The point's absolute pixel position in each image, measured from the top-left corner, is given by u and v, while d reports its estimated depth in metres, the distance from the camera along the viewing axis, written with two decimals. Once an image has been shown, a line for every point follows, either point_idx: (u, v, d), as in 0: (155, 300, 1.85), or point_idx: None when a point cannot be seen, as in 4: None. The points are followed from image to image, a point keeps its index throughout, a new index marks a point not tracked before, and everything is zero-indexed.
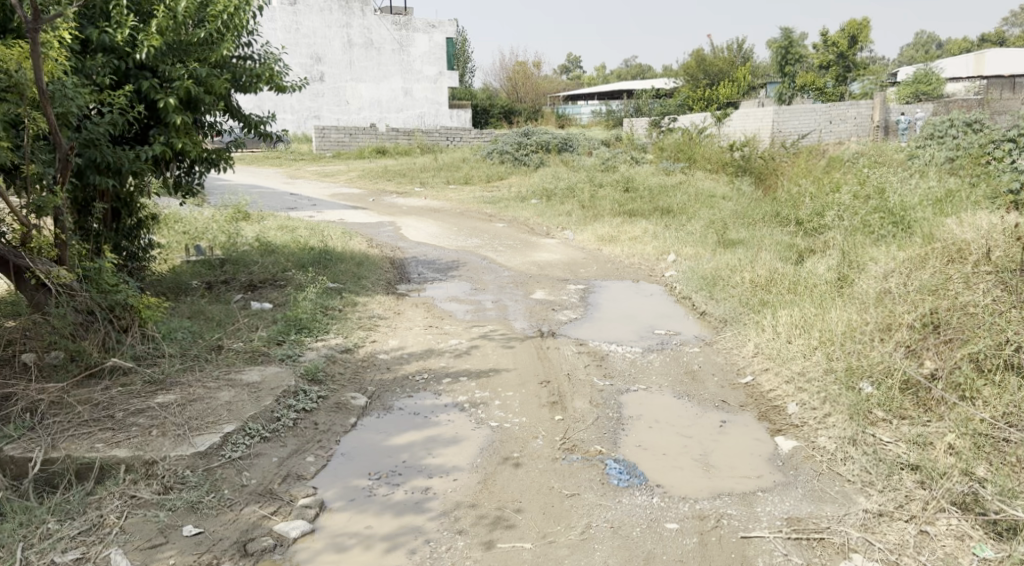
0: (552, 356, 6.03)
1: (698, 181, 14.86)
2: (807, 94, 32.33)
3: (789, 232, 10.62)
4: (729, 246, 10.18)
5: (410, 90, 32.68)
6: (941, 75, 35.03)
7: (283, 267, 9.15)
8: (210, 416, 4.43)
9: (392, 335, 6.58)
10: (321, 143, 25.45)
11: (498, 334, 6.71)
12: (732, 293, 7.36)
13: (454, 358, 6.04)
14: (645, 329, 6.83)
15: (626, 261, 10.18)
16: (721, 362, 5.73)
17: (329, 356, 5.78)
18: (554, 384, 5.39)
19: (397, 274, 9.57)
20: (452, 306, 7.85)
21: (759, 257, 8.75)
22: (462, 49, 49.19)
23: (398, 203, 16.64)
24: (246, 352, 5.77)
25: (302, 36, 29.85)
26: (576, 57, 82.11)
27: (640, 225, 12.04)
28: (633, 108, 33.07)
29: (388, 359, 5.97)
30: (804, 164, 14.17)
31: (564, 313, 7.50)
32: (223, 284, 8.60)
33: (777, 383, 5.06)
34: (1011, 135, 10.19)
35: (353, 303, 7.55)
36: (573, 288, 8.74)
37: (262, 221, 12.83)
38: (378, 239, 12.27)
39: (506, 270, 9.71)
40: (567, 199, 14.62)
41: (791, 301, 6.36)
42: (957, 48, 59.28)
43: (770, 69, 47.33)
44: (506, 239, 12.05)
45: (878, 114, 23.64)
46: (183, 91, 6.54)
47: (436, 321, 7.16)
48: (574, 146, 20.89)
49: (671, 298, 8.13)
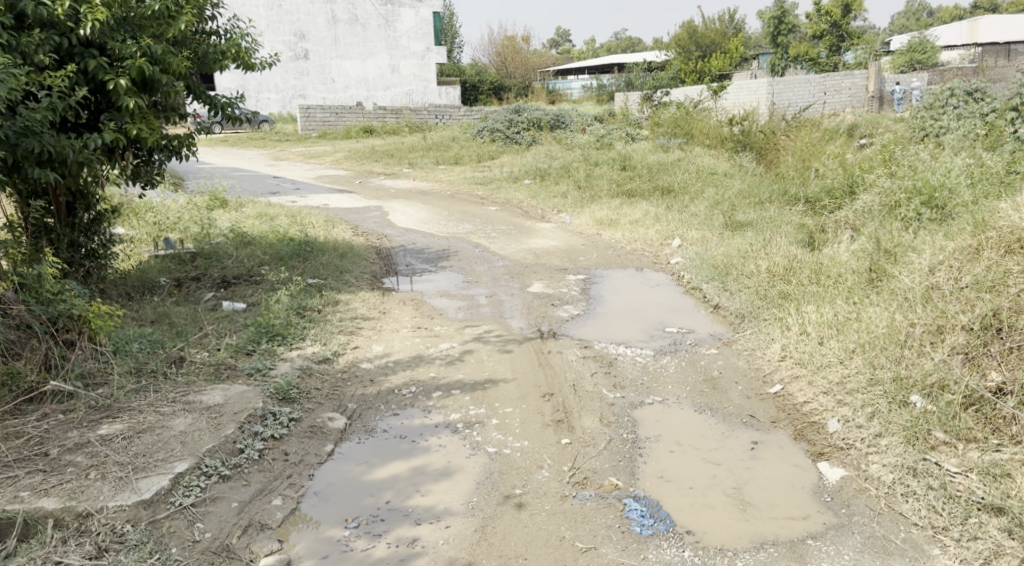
0: (555, 363, 5.42)
1: (699, 158, 14.20)
2: (800, 65, 31.63)
3: (798, 213, 10.01)
4: (736, 229, 9.57)
5: (397, 67, 31.67)
6: (935, 43, 34.29)
7: (260, 262, 8.51)
8: (161, 451, 3.79)
9: (377, 340, 5.94)
10: (306, 123, 24.69)
11: (493, 337, 6.09)
12: (747, 284, 6.75)
13: (445, 366, 5.42)
14: (654, 327, 6.23)
15: (628, 246, 9.57)
16: (744, 367, 5.11)
17: (305, 368, 5.15)
18: (559, 397, 4.77)
19: (384, 265, 8.94)
20: (443, 303, 7.22)
21: (771, 241, 8.14)
22: (449, 24, 48.21)
23: (386, 185, 16.00)
24: (210, 366, 5.13)
25: (285, 13, 29.27)
26: (565, 32, 81.00)
27: (640, 206, 11.41)
28: (625, 81, 32.33)
29: (371, 369, 5.35)
30: (807, 137, 13.54)
31: (564, 310, 6.87)
32: (193, 282, 7.95)
33: (812, 393, 4.45)
34: (1016, 103, 9.60)
35: (335, 303, 6.91)
36: (573, 279, 8.11)
37: (241, 208, 12.15)
38: (363, 226, 11.65)
39: (500, 259, 9.08)
40: (561, 179, 13.96)
41: (817, 295, 5.75)
42: (948, 15, 58.52)
43: (762, 40, 46.39)
44: (500, 224, 11.43)
45: (873, 85, 22.88)
46: (136, 70, 5.90)
47: (425, 323, 6.53)
48: (567, 122, 20.15)
49: (680, 289, 7.51)
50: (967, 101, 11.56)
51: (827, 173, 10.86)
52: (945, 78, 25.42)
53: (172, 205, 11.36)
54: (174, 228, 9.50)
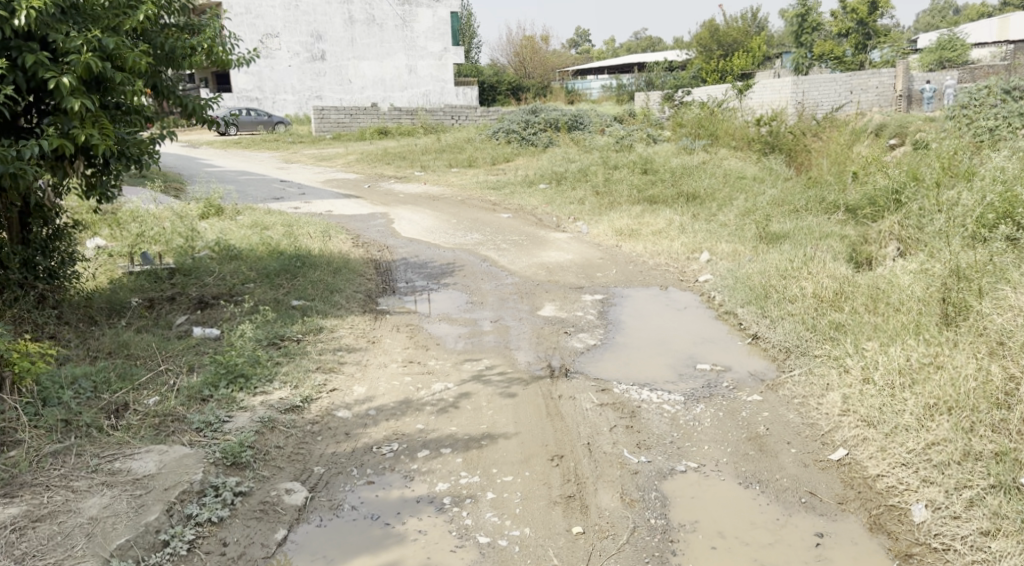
0: (566, 412, 4.55)
1: (725, 161, 13.26)
2: (825, 63, 30.71)
3: (838, 226, 9.11)
4: (771, 241, 8.67)
5: (414, 67, 30.90)
6: (965, 39, 33.16)
7: (243, 279, 7.69)
8: (57, 552, 3.11)
9: (358, 379, 5.08)
10: (320, 124, 23.92)
11: (495, 376, 5.22)
12: (791, 310, 5.89)
13: (434, 415, 4.55)
14: (682, 363, 5.37)
15: (651, 260, 8.69)
16: (797, 424, 4.23)
17: (266, 419, 4.29)
18: (569, 461, 3.91)
19: (381, 282, 8.13)
20: (441, 330, 6.37)
21: (813, 258, 7.26)
22: (467, 23, 47.46)
23: (395, 189, 15.22)
24: (154, 418, 4.30)
25: (301, 13, 28.46)
26: (585, 32, 80.33)
27: (663, 214, 10.54)
28: (645, 81, 31.48)
29: (348, 419, 4.48)
30: (841, 138, 12.61)
31: (579, 341, 6.00)
32: (168, 302, 7.15)
33: (885, 465, 3.68)
34: None
35: (318, 331, 6.08)
36: (589, 300, 7.24)
37: (237, 216, 11.39)
38: (364, 235, 10.87)
39: (509, 275, 8.23)
40: (578, 184, 13.08)
41: (880, 336, 4.89)
42: (974, 12, 57.13)
43: (785, 40, 45.42)
44: (511, 234, 10.59)
45: (901, 83, 21.91)
46: (82, 68, 5.10)
47: (417, 356, 5.66)
48: (586, 123, 19.23)
49: (710, 313, 6.64)
50: (1009, 99, 10.68)
51: (868, 179, 9.93)
52: (974, 78, 24.46)
53: (163, 214, 10.59)
54: (155, 240, 8.67)
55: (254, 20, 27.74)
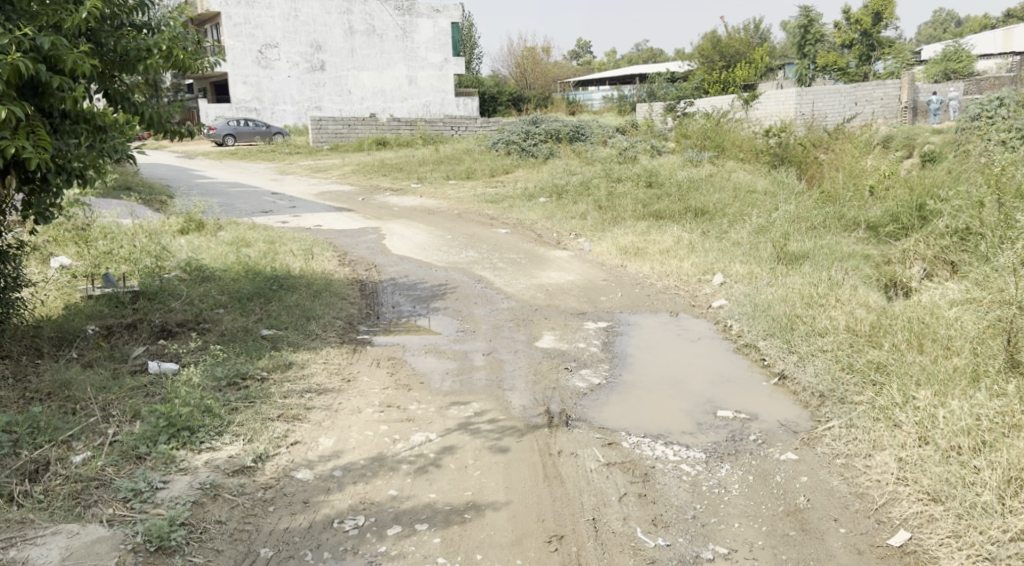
0: (568, 472, 3.88)
1: (734, 174, 12.59)
2: (829, 75, 30.13)
3: (861, 246, 8.44)
4: (790, 262, 7.99)
5: (414, 78, 30.52)
6: (969, 51, 32.65)
7: (212, 304, 7.00)
8: None
9: (326, 430, 4.38)
10: (318, 135, 23.25)
11: (485, 425, 4.50)
12: (822, 346, 5.22)
13: (411, 477, 3.85)
14: (700, 409, 4.69)
15: (659, 282, 8.00)
16: (844, 494, 3.68)
17: (208, 485, 3.62)
18: (570, 545, 3.37)
19: (366, 306, 7.44)
20: (427, 365, 5.67)
21: (841, 285, 6.58)
22: (467, 34, 46.96)
23: (389, 202, 14.54)
24: (74, 482, 3.61)
25: (301, 23, 27.84)
26: (586, 43, 79.99)
27: (670, 231, 9.85)
28: (647, 92, 30.89)
29: (308, 483, 3.79)
30: (857, 150, 11.98)
31: (582, 379, 5.29)
32: (127, 330, 6.48)
33: (962, 559, 3.19)
34: None
35: (287, 367, 5.39)
36: (593, 328, 6.55)
37: (218, 233, 10.71)
38: (353, 253, 10.19)
39: (505, 299, 7.54)
40: (581, 197, 12.39)
41: (933, 384, 4.25)
42: (976, 25, 56.84)
43: (786, 52, 44.93)
44: (508, 252, 9.91)
45: (906, 95, 21.42)
46: (9, 69, 4.43)
47: (397, 398, 4.94)
48: (587, 134, 18.62)
49: (728, 344, 5.95)
50: None
51: (890, 195, 9.28)
52: (980, 90, 23.92)
53: (137, 229, 9.90)
54: (123, 260, 7.98)
55: (253, 30, 27.08)
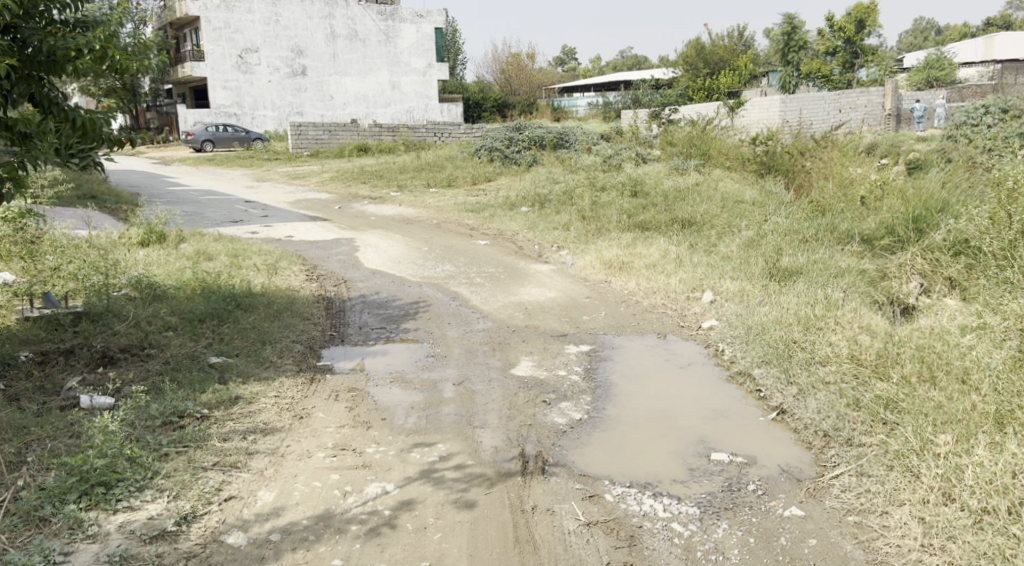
0: (545, 537, 3.43)
1: (720, 183, 12.16)
2: (812, 82, 29.67)
3: (856, 259, 7.99)
4: (784, 278, 7.51)
5: (397, 84, 30.09)
6: (952, 59, 32.53)
7: (161, 326, 6.46)
8: None
9: (267, 480, 3.89)
10: (298, 141, 22.59)
11: (451, 472, 3.98)
12: (825, 377, 4.69)
13: (360, 543, 3.41)
14: (692, 451, 4.16)
15: (645, 300, 7.52)
16: (859, 563, 3.24)
17: (116, 557, 3.23)
18: None
19: (331, 327, 6.91)
20: (390, 397, 5.14)
21: (842, 305, 6.10)
22: (450, 39, 46.46)
23: (366, 211, 14.00)
24: None
25: (282, 28, 27.28)
26: (570, 51, 79.97)
27: (656, 244, 9.38)
28: (631, 98, 30.54)
29: (239, 551, 3.36)
30: (847, 158, 11.58)
31: (561, 414, 4.77)
32: (65, 358, 5.96)
33: None
34: None
35: (232, 402, 4.86)
36: (574, 353, 6.02)
37: (181, 245, 10.14)
38: (323, 267, 9.65)
39: (481, 319, 7.02)
40: (563, 207, 11.89)
41: (954, 427, 3.75)
42: (957, 34, 56.91)
43: (770, 58, 44.78)
44: (487, 265, 9.40)
45: (890, 102, 21.23)
46: None
47: (353, 439, 4.41)
48: (571, 141, 18.15)
49: (719, 372, 5.43)
50: None
51: (886, 207, 8.84)
52: (964, 99, 23.70)
53: (91, 242, 9.33)
54: None
55: (233, 35, 26.50)
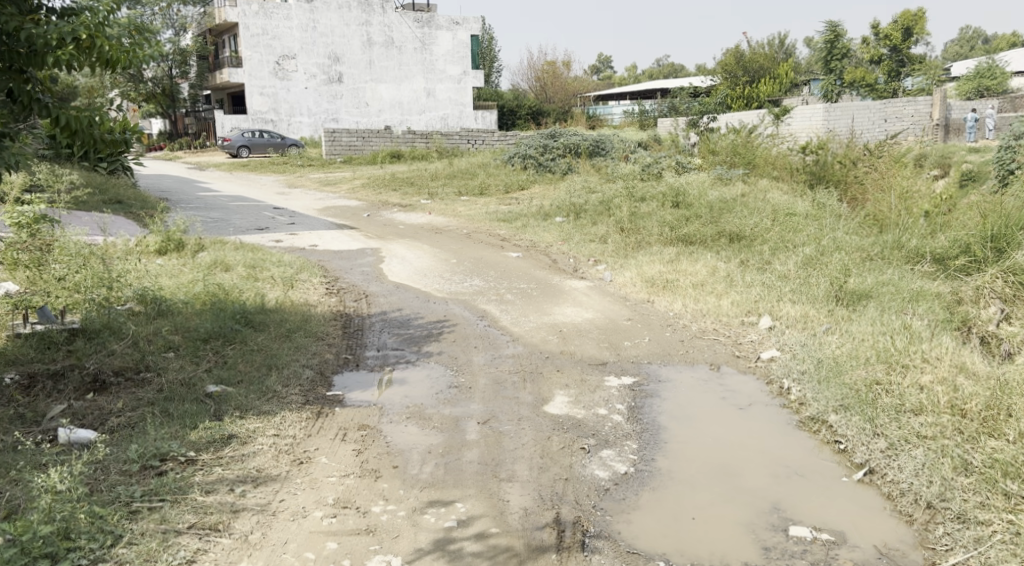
0: None
1: (769, 194, 11.37)
2: (856, 91, 28.68)
3: (927, 282, 7.19)
4: (851, 303, 6.73)
5: (432, 90, 29.56)
6: (1002, 67, 31.28)
7: (161, 346, 5.86)
8: None
9: (250, 551, 3.31)
10: (330, 147, 22.14)
11: (471, 546, 3.34)
12: (921, 429, 3.94)
13: None
14: (765, 520, 3.54)
15: (695, 323, 6.77)
16: None
17: None
18: None
19: (346, 349, 6.26)
20: (406, 438, 4.46)
21: (928, 338, 5.31)
22: (485, 47, 45.93)
23: (395, 219, 13.39)
24: None
25: (319, 34, 26.85)
26: (606, 58, 79.31)
27: (703, 260, 8.63)
28: (668, 106, 29.75)
29: None
30: (907, 171, 10.74)
31: (603, 464, 4.07)
32: (53, 381, 5.37)
33: None
34: None
35: (226, 441, 4.23)
36: (615, 387, 5.28)
37: (199, 254, 9.59)
38: (344, 279, 9.02)
39: (512, 343, 6.33)
40: (600, 218, 11.17)
41: None
42: (1004, 42, 55.28)
43: (810, 65, 43.65)
44: (519, 280, 8.71)
45: (939, 111, 20.25)
46: None
47: (358, 493, 3.74)
48: (608, 148, 17.37)
49: (787, 414, 4.71)
50: None
51: (958, 224, 7.97)
52: (1016, 109, 22.62)
53: (104, 250, 8.80)
54: None
55: (271, 41, 26.13)
